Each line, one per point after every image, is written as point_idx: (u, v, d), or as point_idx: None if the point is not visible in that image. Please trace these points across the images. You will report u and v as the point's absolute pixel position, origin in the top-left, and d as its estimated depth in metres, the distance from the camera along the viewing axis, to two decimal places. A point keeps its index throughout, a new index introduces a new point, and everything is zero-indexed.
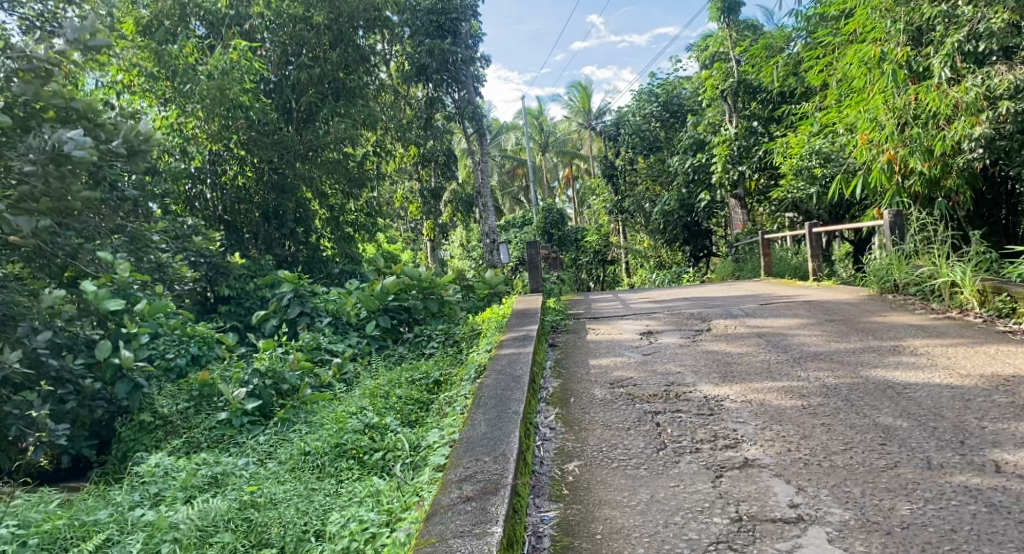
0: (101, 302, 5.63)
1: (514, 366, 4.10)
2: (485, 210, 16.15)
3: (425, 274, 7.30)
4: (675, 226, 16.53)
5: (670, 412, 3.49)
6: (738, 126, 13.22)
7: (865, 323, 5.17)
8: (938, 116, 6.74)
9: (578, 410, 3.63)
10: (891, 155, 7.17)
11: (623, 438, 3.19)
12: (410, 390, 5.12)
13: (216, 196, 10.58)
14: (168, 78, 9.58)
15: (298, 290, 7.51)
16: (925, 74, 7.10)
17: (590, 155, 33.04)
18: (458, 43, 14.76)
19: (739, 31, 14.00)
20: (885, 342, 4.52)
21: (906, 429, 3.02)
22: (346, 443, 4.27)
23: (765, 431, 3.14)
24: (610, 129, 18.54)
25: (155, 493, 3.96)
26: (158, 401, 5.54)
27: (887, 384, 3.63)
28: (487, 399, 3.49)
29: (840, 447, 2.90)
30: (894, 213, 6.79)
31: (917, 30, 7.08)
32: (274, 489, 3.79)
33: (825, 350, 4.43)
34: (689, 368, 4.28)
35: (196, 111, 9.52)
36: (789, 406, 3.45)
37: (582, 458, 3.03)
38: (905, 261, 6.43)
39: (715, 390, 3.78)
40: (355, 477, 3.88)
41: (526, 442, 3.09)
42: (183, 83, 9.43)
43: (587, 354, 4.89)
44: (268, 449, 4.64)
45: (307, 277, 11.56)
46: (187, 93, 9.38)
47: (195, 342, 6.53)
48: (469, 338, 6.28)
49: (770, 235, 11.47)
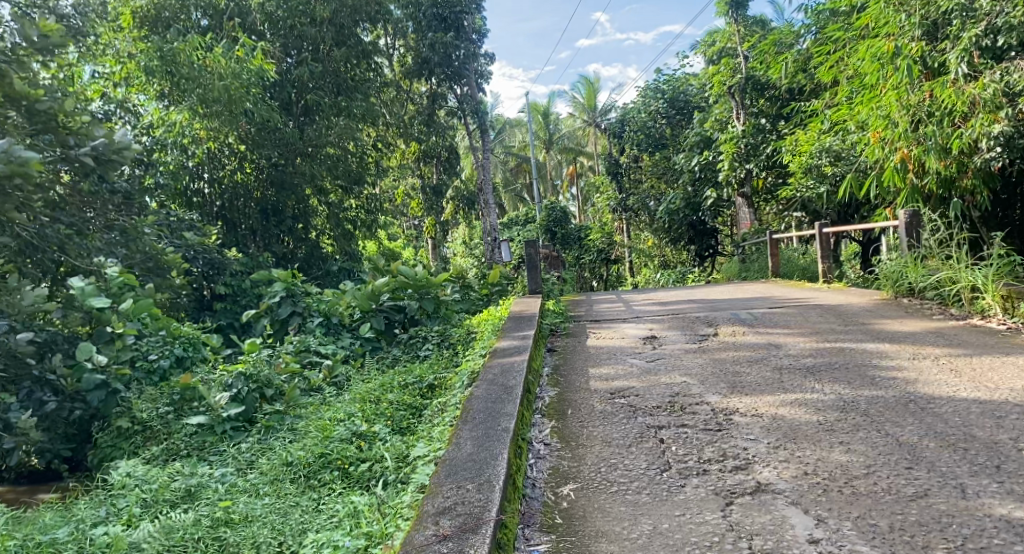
0: (86, 299, 5.48)
1: (507, 376, 3.84)
2: (487, 207, 15.86)
3: (421, 274, 7.05)
4: (679, 225, 16.17)
5: (674, 427, 3.22)
6: (744, 124, 12.91)
7: (882, 329, 4.90)
8: (954, 113, 6.48)
9: (575, 424, 3.37)
10: (905, 154, 6.83)
11: (624, 458, 2.93)
12: (402, 395, 4.86)
13: (215, 192, 10.29)
14: (167, 75, 9.16)
15: (290, 289, 7.24)
16: (940, 70, 6.89)
17: (595, 153, 32.74)
18: (461, 38, 14.35)
19: (746, 26, 13.65)
20: (904, 351, 4.25)
21: (934, 450, 2.76)
22: (331, 453, 4.01)
23: (779, 451, 2.88)
24: (615, 125, 18.21)
25: (123, 507, 3.72)
26: (137, 406, 5.22)
27: (909, 398, 3.37)
28: (476, 414, 3.24)
29: (862, 471, 2.63)
30: (910, 215, 6.48)
31: (933, 24, 6.89)
32: (251, 504, 3.55)
33: (840, 360, 4.16)
34: (695, 378, 4.01)
35: (193, 107, 9.17)
36: (803, 421, 3.19)
37: (577, 481, 2.77)
38: (922, 263, 6.13)
39: (723, 403, 3.52)
40: (339, 492, 3.63)
41: (516, 462, 2.84)
42: (184, 80, 9.10)
43: (589, 360, 4.64)
44: (250, 458, 4.39)
45: (304, 274, 11.37)
46: (186, 90, 9.11)
47: (180, 344, 6.20)
48: (464, 340, 6.02)
49: (778, 235, 11.14)
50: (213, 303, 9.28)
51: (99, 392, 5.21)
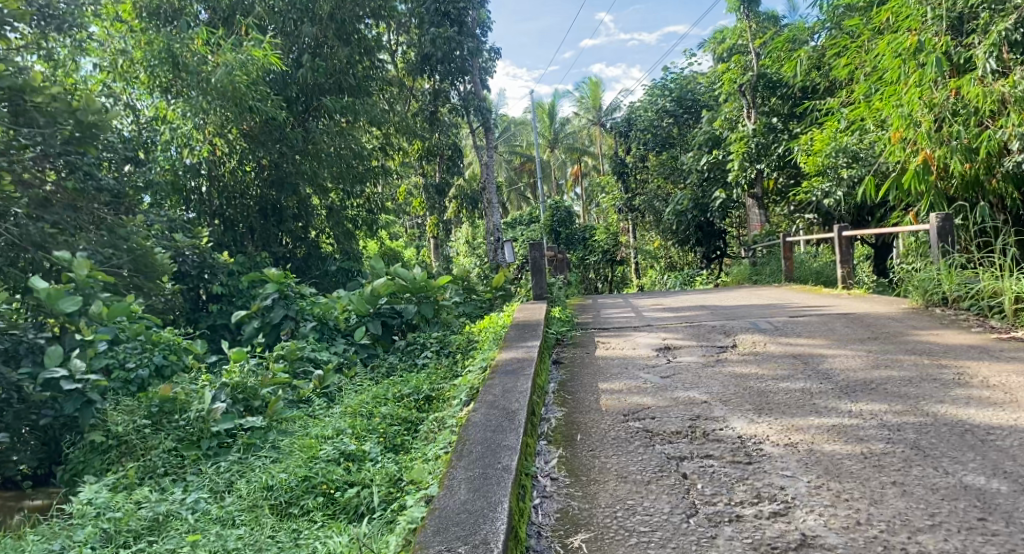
0: (55, 302, 5.12)
1: (509, 397, 3.44)
2: (490, 207, 15.41)
3: (420, 276, 6.69)
4: (687, 226, 15.62)
5: (698, 458, 2.84)
6: (756, 123, 12.51)
7: (917, 342, 4.51)
8: (980, 112, 6.08)
9: (585, 453, 2.98)
10: (926, 155, 6.37)
11: (643, 498, 2.56)
12: (396, 408, 4.49)
13: (213, 190, 9.89)
14: (171, 67, 8.88)
15: (283, 291, 6.76)
16: (966, 66, 6.42)
17: (601, 154, 32.25)
18: (465, 33, 13.92)
19: (759, 22, 13.21)
20: (945, 368, 3.87)
21: (1007, 496, 2.43)
22: (315, 476, 3.65)
23: (822, 493, 2.52)
24: (620, 125, 17.78)
25: (79, 541, 3.38)
26: (112, 419, 4.82)
27: (963, 427, 2.98)
28: (474, 445, 2.85)
29: (926, 523, 2.32)
30: (942, 219, 6.08)
31: (958, 18, 6.51)
32: (222, 536, 3.21)
33: (878, 378, 3.76)
34: (718, 397, 3.61)
35: (198, 102, 8.83)
36: (845, 453, 2.81)
37: (590, 530, 2.42)
38: (956, 271, 5.72)
39: (750, 428, 3.14)
40: (323, 523, 3.28)
41: (519, 506, 2.47)
42: (189, 75, 8.78)
43: (597, 374, 4.25)
44: (229, 480, 4.04)
45: (300, 277, 10.98)
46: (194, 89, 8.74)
47: (159, 350, 5.69)
48: (464, 350, 5.61)
49: (792, 238, 10.71)
50: (208, 304, 8.79)
51: (76, 399, 4.79)
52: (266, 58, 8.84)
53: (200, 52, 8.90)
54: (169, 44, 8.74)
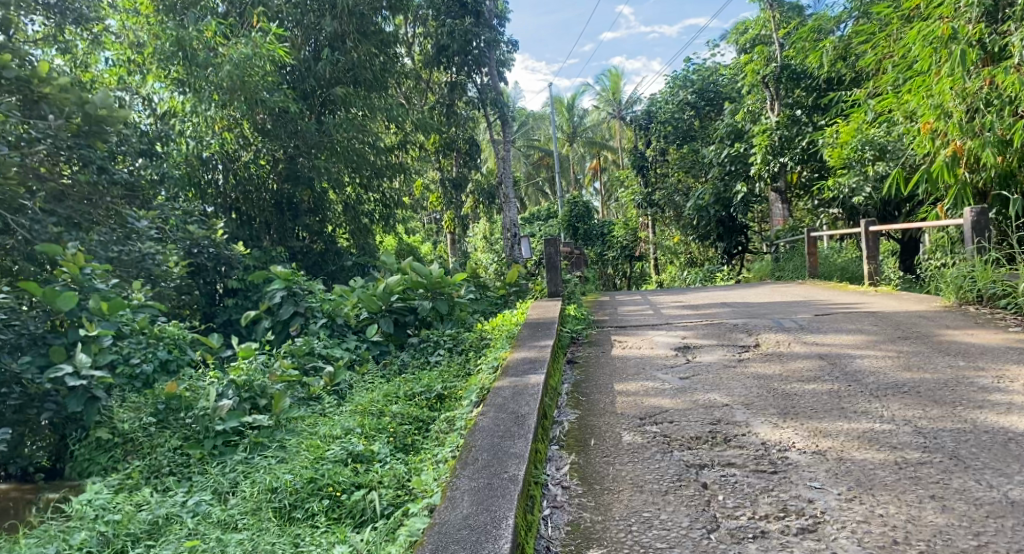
0: (55, 300, 4.97)
1: (519, 400, 3.28)
2: (507, 202, 15.24)
3: (435, 272, 6.55)
4: (707, 221, 15.34)
5: (719, 467, 2.67)
6: (779, 114, 12.24)
7: (950, 342, 4.30)
8: (1015, 102, 5.77)
9: (600, 459, 2.83)
10: (957, 147, 6.20)
11: (661, 511, 2.41)
12: (407, 407, 4.35)
13: (229, 183, 9.80)
14: (183, 60, 8.77)
15: (291, 287, 6.66)
16: (1001, 54, 6.10)
17: (620, 147, 31.93)
18: (481, 24, 13.67)
19: (783, 12, 12.92)
20: (982, 370, 3.66)
21: None
22: (322, 477, 3.48)
23: (855, 507, 2.36)
24: (641, 118, 17.54)
25: (75, 546, 3.29)
26: (117, 416, 4.73)
27: (1006, 435, 2.78)
28: (480, 452, 2.71)
29: (971, 544, 2.15)
30: (976, 213, 5.76)
31: (993, 5, 6.19)
32: (223, 542, 3.10)
33: (910, 380, 3.56)
34: (740, 400, 3.44)
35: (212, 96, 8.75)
36: (877, 463, 2.63)
37: (602, 546, 2.27)
38: (992, 268, 5.47)
39: (774, 434, 2.96)
40: (326, 527, 3.16)
41: (526, 520, 2.33)
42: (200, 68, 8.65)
43: (613, 374, 4.09)
44: (233, 480, 3.92)
45: (317, 271, 10.91)
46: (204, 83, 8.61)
47: (165, 346, 5.60)
48: (476, 348, 5.44)
49: (817, 234, 10.44)
50: (223, 298, 8.73)
51: (79, 396, 4.74)
52: (275, 50, 8.69)
53: (210, 43, 8.75)
54: (178, 35, 8.61)
